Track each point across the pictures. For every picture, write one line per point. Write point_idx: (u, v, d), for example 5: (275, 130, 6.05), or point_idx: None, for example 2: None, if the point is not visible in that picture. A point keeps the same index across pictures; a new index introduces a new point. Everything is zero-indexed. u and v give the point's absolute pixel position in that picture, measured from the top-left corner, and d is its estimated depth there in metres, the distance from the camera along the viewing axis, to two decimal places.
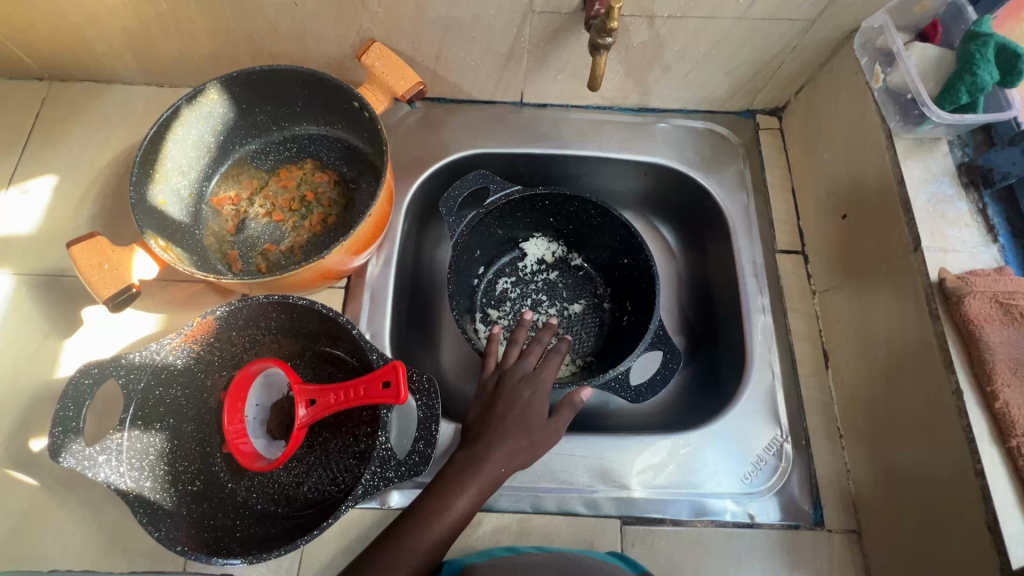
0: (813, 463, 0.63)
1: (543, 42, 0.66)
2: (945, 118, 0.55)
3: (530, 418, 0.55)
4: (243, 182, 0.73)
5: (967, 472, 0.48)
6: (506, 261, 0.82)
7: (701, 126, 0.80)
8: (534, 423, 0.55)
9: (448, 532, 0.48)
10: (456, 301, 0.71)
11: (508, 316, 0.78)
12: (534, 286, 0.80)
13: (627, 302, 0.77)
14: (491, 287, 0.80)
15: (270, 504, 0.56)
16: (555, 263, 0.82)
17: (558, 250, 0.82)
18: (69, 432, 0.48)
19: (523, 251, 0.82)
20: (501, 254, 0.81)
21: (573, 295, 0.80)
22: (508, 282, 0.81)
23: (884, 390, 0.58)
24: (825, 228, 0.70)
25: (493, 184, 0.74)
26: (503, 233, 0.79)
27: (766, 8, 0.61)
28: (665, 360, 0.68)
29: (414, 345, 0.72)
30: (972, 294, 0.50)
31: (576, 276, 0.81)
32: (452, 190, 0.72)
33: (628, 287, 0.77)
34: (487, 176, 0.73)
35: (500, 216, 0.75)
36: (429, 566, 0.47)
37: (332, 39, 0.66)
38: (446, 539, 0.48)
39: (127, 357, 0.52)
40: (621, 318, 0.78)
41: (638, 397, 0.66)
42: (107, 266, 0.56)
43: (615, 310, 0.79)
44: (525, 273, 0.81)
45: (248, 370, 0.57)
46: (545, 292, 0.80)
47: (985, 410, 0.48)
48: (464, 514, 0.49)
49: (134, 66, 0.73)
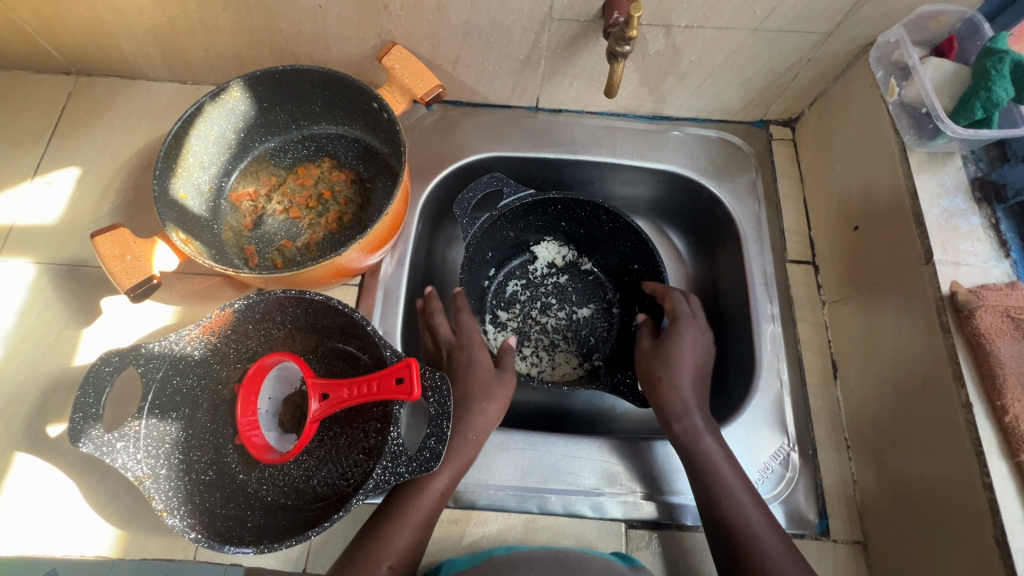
0: (820, 472, 0.63)
1: (560, 48, 0.67)
2: (960, 133, 0.55)
3: (483, 376, 0.64)
4: (262, 179, 0.74)
5: (976, 485, 0.48)
6: (517, 263, 0.82)
7: (715, 135, 0.81)
8: (489, 379, 0.64)
9: (431, 511, 0.55)
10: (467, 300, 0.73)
11: (519, 318, 0.79)
12: (544, 289, 0.81)
13: (637, 307, 0.78)
14: (502, 290, 0.81)
15: (281, 496, 0.57)
16: (565, 267, 0.83)
17: (568, 254, 0.83)
18: (90, 418, 0.49)
19: (534, 254, 0.83)
20: (512, 257, 0.82)
21: (583, 299, 0.81)
22: (518, 284, 0.81)
23: (892, 401, 0.58)
24: (836, 239, 0.70)
25: (507, 187, 0.74)
26: (515, 236, 0.80)
27: (782, 21, 0.62)
28: None
29: (423, 344, 0.74)
30: (982, 308, 0.50)
31: (586, 280, 0.82)
32: (464, 192, 0.72)
33: (638, 293, 0.78)
34: (502, 179, 0.74)
35: (512, 219, 0.76)
36: (416, 547, 0.53)
37: (353, 41, 0.68)
38: (428, 518, 0.54)
39: (147, 346, 0.52)
40: (630, 323, 0.79)
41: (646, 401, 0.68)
42: (129, 257, 0.57)
43: (623, 316, 0.80)
44: (536, 277, 0.82)
45: (262, 362, 0.58)
46: (555, 295, 0.81)
47: (995, 425, 0.48)
48: (441, 492, 0.56)
49: (160, 63, 0.74)
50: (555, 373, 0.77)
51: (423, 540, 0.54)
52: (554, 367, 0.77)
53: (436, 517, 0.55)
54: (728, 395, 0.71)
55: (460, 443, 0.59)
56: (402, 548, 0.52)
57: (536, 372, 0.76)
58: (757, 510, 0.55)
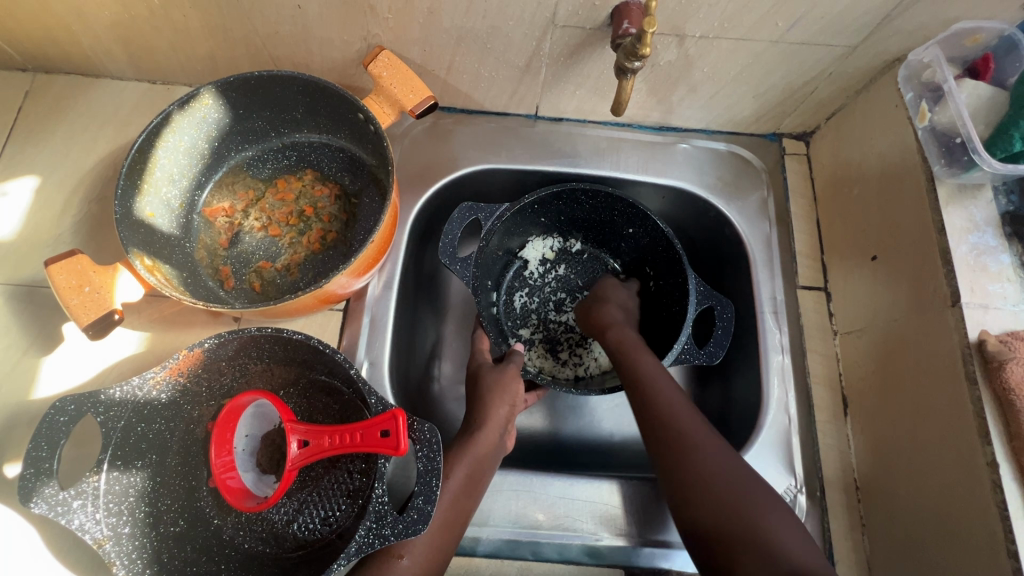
0: (827, 515, 0.61)
1: (564, 56, 0.62)
2: (995, 168, 0.51)
3: (481, 372, 0.63)
4: (238, 192, 0.68)
5: (999, 551, 0.45)
6: (512, 275, 0.77)
7: (724, 149, 0.76)
8: (485, 372, 0.63)
9: (451, 507, 0.55)
10: (484, 299, 0.68)
11: (542, 329, 0.75)
12: (550, 289, 0.77)
13: (648, 266, 0.74)
14: (512, 304, 0.76)
15: (258, 543, 0.54)
16: (558, 256, 0.78)
17: (559, 245, 0.78)
18: (42, 475, 0.45)
19: (524, 259, 0.77)
20: (507, 268, 0.76)
21: (589, 281, 0.77)
22: (525, 296, 0.76)
23: (908, 446, 0.55)
24: (851, 266, 0.66)
25: (484, 213, 0.66)
26: (501, 249, 0.73)
27: (806, 33, 0.57)
28: (719, 313, 0.65)
29: (417, 339, 0.72)
30: (1014, 360, 0.47)
31: (586, 258, 0.78)
32: (442, 236, 0.63)
33: (642, 255, 0.74)
34: (473, 207, 0.66)
35: (499, 235, 0.70)
36: (440, 541, 0.53)
37: (336, 43, 0.62)
38: (450, 515, 0.54)
39: (106, 392, 0.48)
40: (647, 285, 0.75)
41: (712, 358, 0.63)
42: (87, 289, 0.52)
43: (639, 283, 0.76)
44: (535, 281, 0.77)
45: (237, 401, 0.53)
46: (562, 289, 0.77)
47: (1021, 486, 0.46)
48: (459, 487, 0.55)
49: (124, 61, 0.68)
50: (601, 362, 0.74)
51: (447, 538, 0.53)
52: (596, 357, 0.74)
53: (462, 514, 0.55)
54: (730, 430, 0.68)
55: (471, 434, 0.58)
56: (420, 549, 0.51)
57: (583, 372, 0.74)
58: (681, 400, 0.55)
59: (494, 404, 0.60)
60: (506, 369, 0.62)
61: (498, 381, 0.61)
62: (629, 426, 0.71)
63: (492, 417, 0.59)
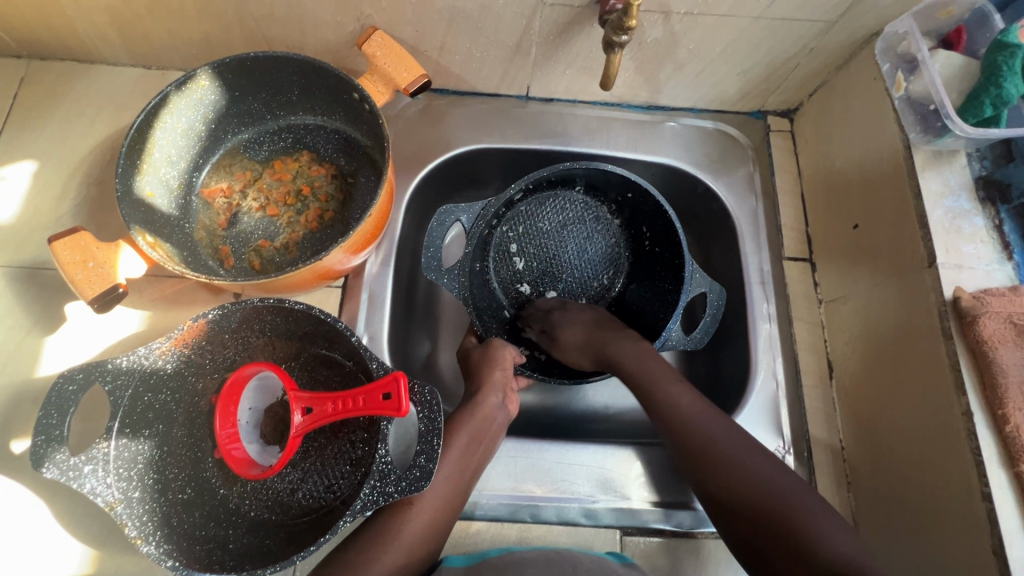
0: (814, 474, 0.64)
1: (554, 34, 0.63)
2: (968, 132, 0.53)
3: (471, 353, 0.65)
4: (236, 174, 0.70)
5: (974, 494, 0.48)
6: (501, 236, 0.73)
7: (711, 127, 0.78)
8: (472, 352, 0.65)
9: (456, 477, 0.57)
10: (473, 295, 0.69)
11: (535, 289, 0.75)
12: (540, 244, 0.75)
13: (644, 226, 0.73)
14: (506, 264, 0.74)
15: (264, 510, 0.55)
16: (548, 206, 0.74)
17: (552, 194, 0.74)
18: (53, 441, 0.46)
19: (513, 214, 0.73)
20: (495, 228, 0.72)
21: (585, 234, 0.75)
22: (517, 253, 0.74)
23: (890, 404, 0.58)
24: (835, 236, 0.69)
25: (463, 213, 0.66)
26: (487, 228, 0.70)
27: (787, 9, 0.58)
28: (711, 298, 0.66)
29: (417, 324, 0.73)
30: (986, 315, 0.49)
31: (579, 205, 0.75)
32: (424, 247, 0.63)
33: (636, 213, 0.73)
34: (452, 210, 0.65)
35: (482, 230, 0.68)
36: (444, 508, 0.55)
37: (330, 25, 0.63)
38: (454, 483, 0.56)
39: (113, 361, 0.49)
40: (641, 243, 0.75)
41: (698, 344, 0.65)
42: (91, 264, 0.53)
43: (632, 239, 0.75)
44: (525, 237, 0.74)
45: (242, 372, 0.55)
46: (555, 241, 0.75)
47: (995, 434, 0.48)
48: (463, 457, 0.57)
49: (119, 46, 0.68)
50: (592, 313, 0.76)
51: (455, 504, 0.56)
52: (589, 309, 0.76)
53: (468, 482, 0.57)
54: (718, 397, 0.70)
55: (471, 409, 0.60)
56: (429, 515, 0.54)
57: None
58: (697, 404, 0.58)
59: (488, 372, 0.62)
60: (489, 342, 0.65)
61: (485, 353, 0.64)
62: (622, 399, 0.73)
63: (488, 381, 0.61)
